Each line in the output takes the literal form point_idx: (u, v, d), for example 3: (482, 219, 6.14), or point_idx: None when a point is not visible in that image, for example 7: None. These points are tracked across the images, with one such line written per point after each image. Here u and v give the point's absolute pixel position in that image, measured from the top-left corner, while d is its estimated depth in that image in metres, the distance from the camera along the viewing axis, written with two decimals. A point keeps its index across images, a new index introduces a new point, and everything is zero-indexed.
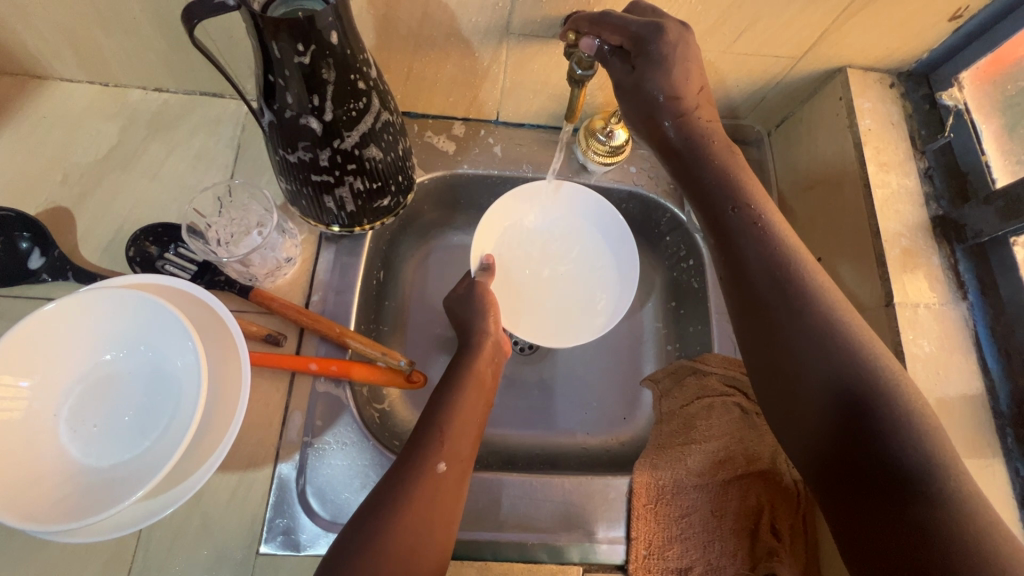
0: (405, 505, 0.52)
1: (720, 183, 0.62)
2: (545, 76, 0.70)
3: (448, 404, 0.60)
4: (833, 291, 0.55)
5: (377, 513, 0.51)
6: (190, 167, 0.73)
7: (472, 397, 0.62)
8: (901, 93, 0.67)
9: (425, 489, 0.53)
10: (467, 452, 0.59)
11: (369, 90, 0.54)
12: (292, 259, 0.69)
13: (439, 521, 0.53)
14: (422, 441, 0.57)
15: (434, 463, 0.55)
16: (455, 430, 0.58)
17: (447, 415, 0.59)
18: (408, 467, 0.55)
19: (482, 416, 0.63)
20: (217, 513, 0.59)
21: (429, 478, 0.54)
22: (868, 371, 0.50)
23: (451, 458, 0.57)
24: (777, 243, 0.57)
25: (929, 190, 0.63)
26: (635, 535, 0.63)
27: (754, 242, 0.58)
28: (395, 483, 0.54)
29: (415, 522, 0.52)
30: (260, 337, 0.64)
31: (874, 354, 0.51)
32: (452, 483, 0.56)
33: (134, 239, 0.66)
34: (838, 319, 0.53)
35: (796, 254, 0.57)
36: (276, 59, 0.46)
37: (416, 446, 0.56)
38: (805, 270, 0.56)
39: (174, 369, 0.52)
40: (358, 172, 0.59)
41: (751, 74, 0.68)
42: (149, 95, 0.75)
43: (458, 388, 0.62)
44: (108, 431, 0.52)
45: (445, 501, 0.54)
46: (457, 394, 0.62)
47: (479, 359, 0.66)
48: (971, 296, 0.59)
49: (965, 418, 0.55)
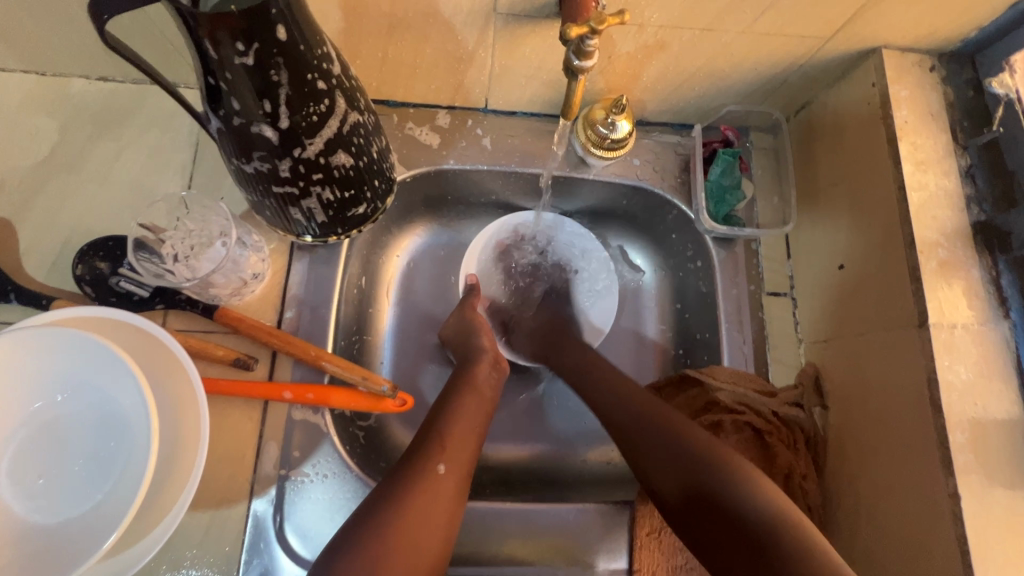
0: (406, 506, 0.51)
1: (595, 373, 0.65)
2: (539, 60, 0.61)
3: (451, 411, 0.60)
4: (693, 432, 0.56)
5: (377, 514, 0.50)
6: (145, 168, 0.66)
7: (470, 404, 0.62)
8: (942, 77, 0.59)
9: (428, 489, 0.53)
10: (468, 457, 0.58)
11: (332, 89, 0.45)
12: (259, 275, 0.62)
13: (440, 521, 0.52)
14: (423, 444, 0.56)
15: (435, 465, 0.55)
16: (456, 435, 0.58)
17: (448, 421, 0.59)
18: (409, 470, 0.54)
19: (483, 424, 0.62)
20: (189, 556, 0.55)
21: (429, 479, 0.54)
22: (741, 510, 0.49)
23: (452, 462, 0.56)
24: (635, 408, 0.59)
25: (970, 191, 0.56)
26: (637, 567, 0.60)
27: (612, 405, 0.61)
28: (396, 485, 0.53)
29: (414, 522, 0.51)
30: (228, 361, 0.59)
31: (742, 475, 0.51)
32: (453, 487, 0.55)
33: (82, 256, 0.59)
34: (696, 467, 0.53)
35: (658, 412, 0.58)
36: (213, 60, 0.38)
37: (416, 450, 0.56)
38: (664, 426, 0.57)
39: (122, 413, 0.47)
40: (326, 182, 0.52)
41: (773, 55, 0.60)
42: (94, 84, 0.67)
43: (457, 392, 0.63)
44: (56, 483, 0.46)
45: (445, 501, 0.53)
46: (456, 401, 0.62)
47: (480, 366, 0.66)
48: (1013, 314, 0.52)
49: (1005, 454, 0.49)
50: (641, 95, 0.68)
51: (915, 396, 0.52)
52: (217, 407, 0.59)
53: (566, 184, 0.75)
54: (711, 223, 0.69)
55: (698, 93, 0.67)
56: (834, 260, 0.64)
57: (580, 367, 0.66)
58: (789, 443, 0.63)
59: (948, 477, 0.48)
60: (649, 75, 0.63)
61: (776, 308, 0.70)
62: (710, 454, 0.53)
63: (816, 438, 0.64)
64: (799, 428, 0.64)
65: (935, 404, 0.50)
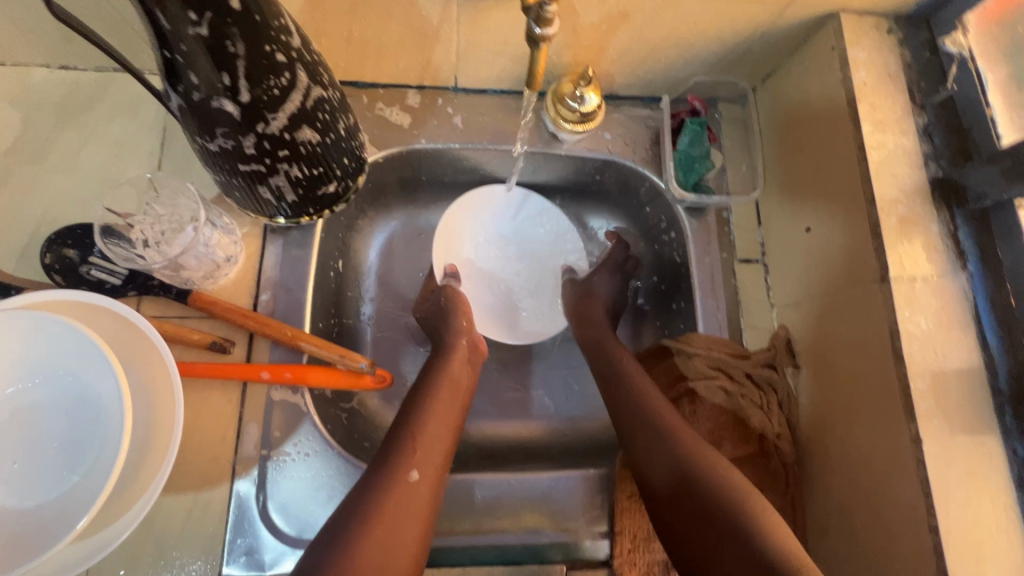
0: (378, 515, 0.49)
1: (626, 392, 0.63)
2: (504, 34, 0.62)
3: (424, 409, 0.58)
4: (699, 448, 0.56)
5: (345, 524, 0.49)
6: (112, 157, 0.65)
7: (445, 403, 0.60)
8: (899, 39, 0.60)
9: (397, 497, 0.51)
10: (441, 460, 0.56)
11: (292, 62, 0.45)
12: (232, 258, 0.62)
13: (413, 529, 0.50)
14: (394, 449, 0.54)
15: (406, 471, 0.53)
16: (428, 437, 0.56)
17: (420, 420, 0.57)
18: (380, 477, 0.52)
19: (458, 419, 0.60)
20: (173, 538, 0.56)
21: (401, 485, 0.52)
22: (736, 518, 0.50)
23: (424, 465, 0.54)
24: (668, 435, 0.57)
25: (928, 149, 0.57)
26: (618, 530, 0.61)
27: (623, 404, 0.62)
28: (366, 492, 0.51)
29: (387, 531, 0.49)
30: (204, 345, 0.59)
31: (745, 514, 0.50)
32: (425, 492, 0.53)
33: (50, 244, 0.59)
34: (701, 481, 0.53)
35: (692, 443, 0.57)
36: (167, 31, 0.38)
37: (389, 456, 0.54)
38: (688, 451, 0.56)
39: (96, 395, 0.47)
40: (293, 159, 0.52)
41: (736, 23, 0.61)
42: (55, 74, 0.65)
43: (431, 388, 0.61)
44: (29, 467, 0.46)
45: (416, 508, 0.51)
46: (431, 400, 0.60)
47: (452, 361, 0.64)
48: (971, 266, 0.54)
49: (965, 399, 0.51)
50: (609, 68, 0.68)
51: (879, 348, 0.54)
52: (195, 391, 0.59)
53: (538, 161, 0.75)
54: (680, 192, 0.70)
55: (665, 65, 0.68)
56: (801, 223, 0.66)
57: (614, 390, 0.63)
58: (761, 405, 0.65)
59: (910, 423, 0.50)
60: (615, 47, 0.64)
61: (748, 275, 0.72)
62: (722, 488, 0.53)
63: (787, 398, 0.65)
64: (771, 388, 0.66)
65: (897, 355, 0.52)
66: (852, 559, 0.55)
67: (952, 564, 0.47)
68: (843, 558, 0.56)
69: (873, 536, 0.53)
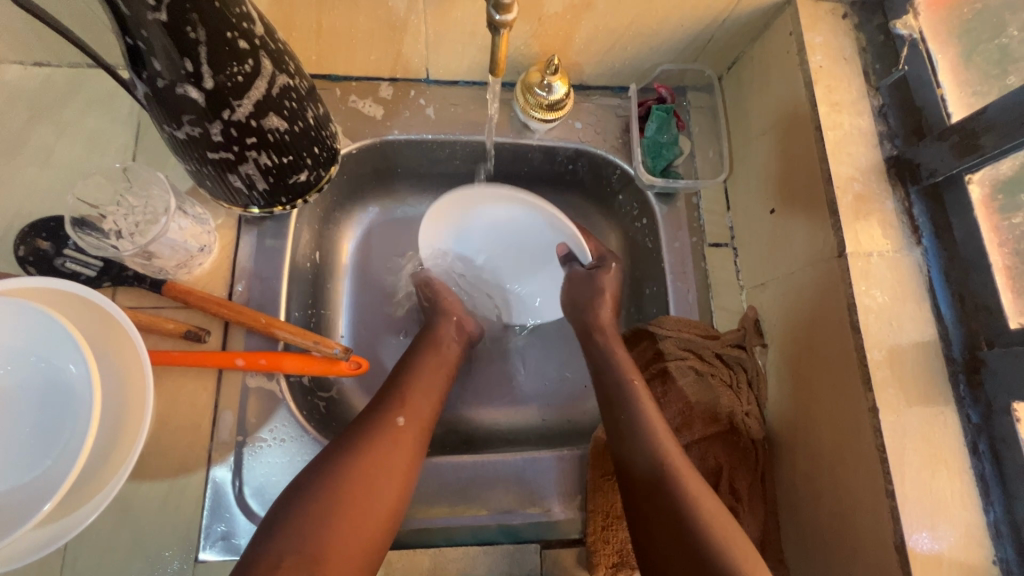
0: (365, 453, 0.53)
1: (612, 359, 0.65)
2: (472, 25, 0.63)
3: (413, 368, 0.63)
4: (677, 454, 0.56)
5: (337, 460, 0.52)
6: (87, 152, 0.66)
7: (431, 365, 0.64)
8: (854, 24, 0.62)
9: (385, 439, 0.55)
10: (427, 413, 0.59)
11: (255, 50, 0.46)
12: (206, 247, 0.63)
13: (398, 469, 0.54)
14: (383, 399, 0.58)
15: (394, 416, 0.57)
16: (416, 391, 0.60)
17: (408, 377, 0.61)
18: (370, 422, 0.56)
19: (443, 382, 0.64)
20: (148, 524, 0.56)
21: (388, 429, 0.55)
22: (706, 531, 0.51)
23: (411, 414, 0.58)
24: (651, 437, 0.57)
25: (883, 129, 0.59)
26: (591, 508, 0.62)
27: (606, 371, 0.64)
28: (355, 434, 0.55)
29: (371, 467, 0.52)
30: (179, 334, 0.59)
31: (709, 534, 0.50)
32: (412, 438, 0.56)
33: (23, 236, 0.59)
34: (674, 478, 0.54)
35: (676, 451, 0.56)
36: (127, 17, 0.39)
37: (379, 405, 0.58)
38: (668, 456, 0.55)
39: (67, 379, 0.47)
40: (261, 147, 0.53)
41: (696, 10, 0.62)
42: (28, 71, 0.65)
43: (418, 353, 0.65)
44: (0, 452, 0.46)
45: (404, 450, 0.55)
46: (419, 361, 0.64)
47: (441, 326, 0.69)
48: (925, 241, 0.56)
49: (920, 369, 0.52)
50: (577, 57, 0.69)
51: (839, 320, 0.55)
52: (170, 379, 0.60)
53: (511, 152, 0.76)
54: (649, 178, 0.72)
55: (631, 54, 0.69)
56: (766, 206, 0.67)
57: (602, 366, 0.65)
58: (731, 383, 0.67)
59: (868, 392, 0.51)
60: (581, 36, 0.65)
61: (717, 258, 0.73)
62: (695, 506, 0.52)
63: (756, 376, 0.66)
64: (741, 368, 0.67)
65: (854, 326, 0.53)
66: (823, 528, 0.57)
67: (907, 526, 0.48)
68: (811, 527, 0.58)
69: (838, 504, 0.55)
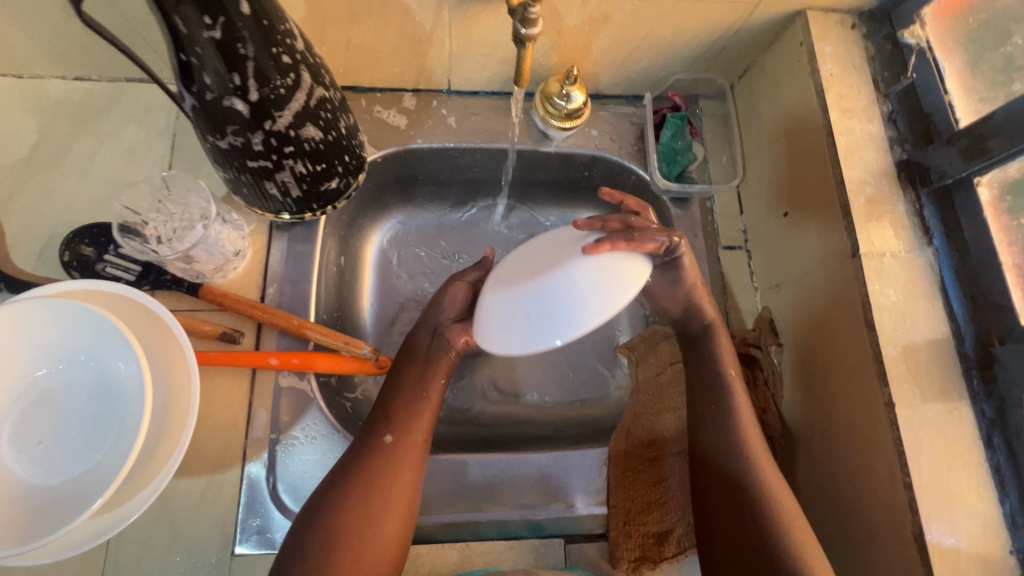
0: (359, 480, 0.55)
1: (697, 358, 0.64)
2: (494, 37, 0.66)
3: (396, 381, 0.62)
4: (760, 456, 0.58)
5: (334, 489, 0.55)
6: (124, 161, 0.69)
7: (417, 372, 0.63)
8: (862, 34, 0.64)
9: (376, 460, 0.56)
10: (418, 421, 0.59)
11: (296, 64, 0.49)
12: (241, 252, 0.66)
13: (394, 490, 0.56)
14: (371, 419, 0.60)
15: (381, 436, 0.58)
16: (400, 404, 0.60)
17: (391, 391, 0.61)
18: (361, 445, 0.58)
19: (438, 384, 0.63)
20: (186, 519, 0.58)
21: (377, 450, 0.57)
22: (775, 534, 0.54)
23: (398, 430, 0.58)
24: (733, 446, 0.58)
25: (892, 134, 0.61)
26: (613, 503, 0.63)
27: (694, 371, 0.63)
28: (347, 461, 0.57)
29: (367, 492, 0.55)
30: (214, 336, 0.62)
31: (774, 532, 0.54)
32: (405, 451, 0.58)
33: (68, 242, 0.62)
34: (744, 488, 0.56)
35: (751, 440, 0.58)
36: (183, 35, 0.42)
37: (367, 424, 0.59)
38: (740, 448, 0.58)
39: (117, 377, 0.49)
40: (298, 155, 0.55)
41: (709, 22, 0.65)
42: (70, 85, 0.69)
43: (400, 361, 0.64)
44: (54, 446, 0.48)
45: (396, 468, 0.56)
46: (401, 371, 0.63)
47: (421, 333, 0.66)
48: (936, 242, 0.57)
49: (934, 366, 0.54)
50: (594, 68, 0.72)
51: (853, 319, 0.57)
52: (206, 379, 0.62)
53: (530, 159, 0.79)
54: (664, 183, 0.74)
55: (646, 64, 0.72)
56: (779, 210, 0.69)
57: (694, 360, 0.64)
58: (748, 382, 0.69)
59: (884, 387, 0.53)
60: (598, 47, 0.68)
61: (732, 260, 0.75)
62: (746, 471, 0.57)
63: (773, 375, 0.68)
64: (757, 367, 0.69)
65: (870, 324, 0.55)
66: (841, 522, 0.58)
67: (926, 518, 0.50)
68: (830, 521, 0.60)
69: (857, 498, 0.56)
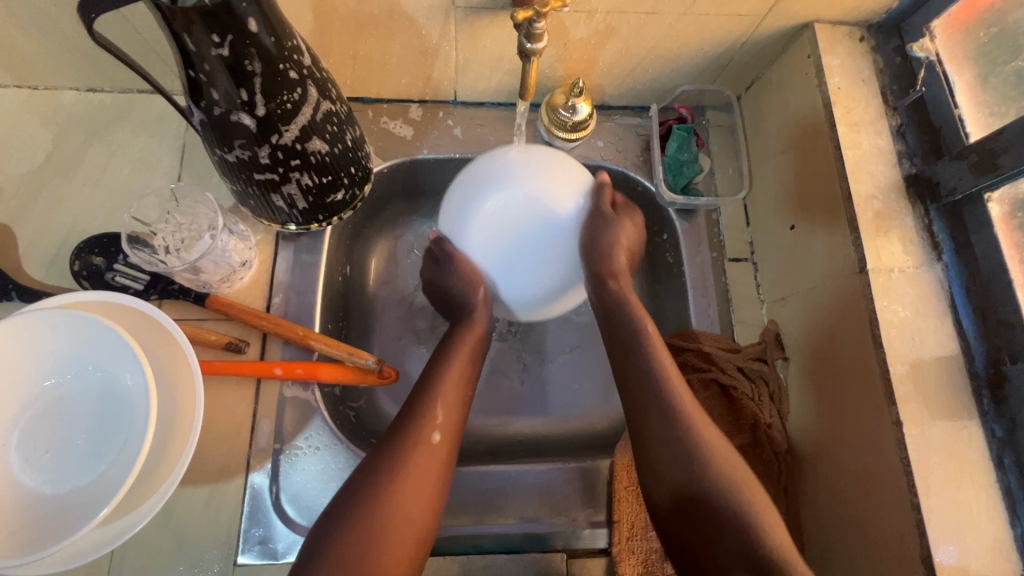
0: (398, 475, 0.53)
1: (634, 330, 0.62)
2: (501, 49, 0.66)
3: (442, 377, 0.60)
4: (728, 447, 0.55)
5: (371, 481, 0.53)
6: (134, 172, 0.69)
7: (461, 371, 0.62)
8: (871, 46, 0.64)
9: (421, 458, 0.55)
10: (458, 422, 0.59)
11: (303, 79, 0.50)
12: (247, 263, 0.66)
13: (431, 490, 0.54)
14: (416, 412, 0.57)
15: (428, 433, 0.56)
16: (447, 402, 0.59)
17: (439, 387, 0.59)
18: (404, 439, 0.55)
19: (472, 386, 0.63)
20: (189, 529, 0.58)
21: (423, 448, 0.55)
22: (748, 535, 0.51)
23: (445, 429, 0.57)
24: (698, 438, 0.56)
25: (901, 148, 0.61)
26: (616, 518, 0.63)
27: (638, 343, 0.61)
28: (388, 453, 0.54)
29: (405, 489, 0.52)
30: (220, 345, 0.62)
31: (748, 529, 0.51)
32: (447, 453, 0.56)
33: (78, 252, 0.63)
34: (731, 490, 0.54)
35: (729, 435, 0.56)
36: (192, 52, 0.42)
37: (412, 417, 0.57)
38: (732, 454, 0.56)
39: (123, 388, 0.50)
40: (304, 168, 0.56)
41: (715, 35, 0.64)
42: (83, 96, 0.70)
43: (447, 357, 0.62)
44: (61, 456, 0.49)
45: (438, 467, 0.55)
46: (446, 367, 0.61)
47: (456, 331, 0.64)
48: (945, 257, 0.57)
49: (943, 385, 0.53)
50: (600, 79, 0.72)
51: (861, 335, 0.56)
52: (211, 388, 0.62)
53: None
54: (670, 195, 0.73)
55: (652, 76, 0.72)
56: (786, 222, 0.69)
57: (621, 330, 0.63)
58: (754, 397, 0.67)
59: (891, 406, 0.52)
60: (604, 59, 0.68)
61: (738, 272, 0.74)
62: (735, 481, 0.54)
63: (778, 390, 0.67)
64: (763, 380, 0.68)
65: (877, 341, 0.54)
66: (843, 541, 0.58)
67: (935, 540, 0.49)
68: (834, 540, 0.59)
69: (862, 517, 0.56)
